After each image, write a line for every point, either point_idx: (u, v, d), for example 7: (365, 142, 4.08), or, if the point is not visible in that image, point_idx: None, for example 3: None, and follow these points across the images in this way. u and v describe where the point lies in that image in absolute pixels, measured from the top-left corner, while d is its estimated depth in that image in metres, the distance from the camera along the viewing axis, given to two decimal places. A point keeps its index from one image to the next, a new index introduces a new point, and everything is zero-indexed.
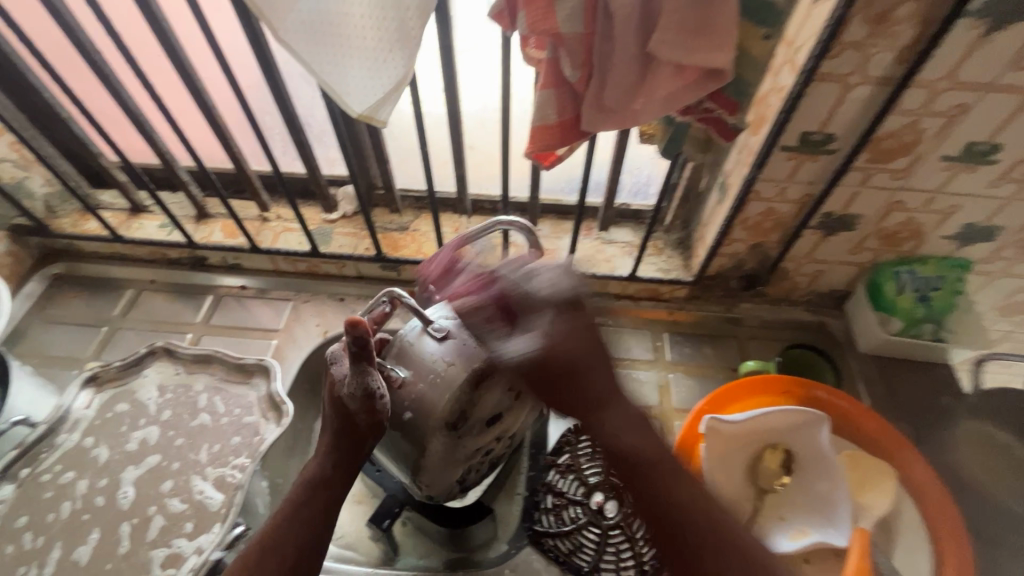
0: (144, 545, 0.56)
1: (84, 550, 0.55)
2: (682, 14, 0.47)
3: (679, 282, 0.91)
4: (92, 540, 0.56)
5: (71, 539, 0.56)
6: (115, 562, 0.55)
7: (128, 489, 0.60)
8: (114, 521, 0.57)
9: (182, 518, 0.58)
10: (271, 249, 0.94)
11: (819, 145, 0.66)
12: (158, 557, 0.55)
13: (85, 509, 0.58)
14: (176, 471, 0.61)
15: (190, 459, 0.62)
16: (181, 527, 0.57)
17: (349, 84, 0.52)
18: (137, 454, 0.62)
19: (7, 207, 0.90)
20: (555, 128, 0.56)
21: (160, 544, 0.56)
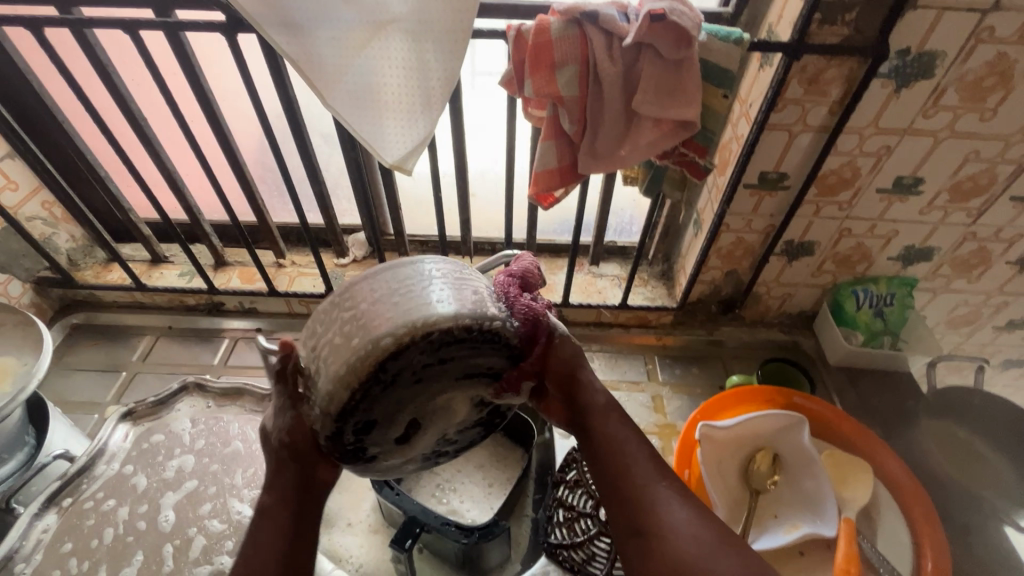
0: (187, 564, 0.59)
1: (130, 571, 0.59)
2: (657, 80, 0.58)
3: (666, 309, 1.00)
4: (137, 562, 0.59)
5: (118, 561, 0.59)
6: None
7: (168, 513, 0.63)
8: (157, 543, 0.61)
9: (222, 537, 0.61)
10: (287, 291, 1.00)
11: (775, 182, 0.78)
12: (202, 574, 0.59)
13: (129, 533, 0.61)
14: (214, 494, 0.65)
15: (226, 483, 0.66)
16: (221, 545, 0.61)
17: (385, 141, 0.61)
18: (174, 480, 0.66)
19: (35, 260, 0.95)
20: (556, 172, 0.66)
21: (203, 562, 0.59)
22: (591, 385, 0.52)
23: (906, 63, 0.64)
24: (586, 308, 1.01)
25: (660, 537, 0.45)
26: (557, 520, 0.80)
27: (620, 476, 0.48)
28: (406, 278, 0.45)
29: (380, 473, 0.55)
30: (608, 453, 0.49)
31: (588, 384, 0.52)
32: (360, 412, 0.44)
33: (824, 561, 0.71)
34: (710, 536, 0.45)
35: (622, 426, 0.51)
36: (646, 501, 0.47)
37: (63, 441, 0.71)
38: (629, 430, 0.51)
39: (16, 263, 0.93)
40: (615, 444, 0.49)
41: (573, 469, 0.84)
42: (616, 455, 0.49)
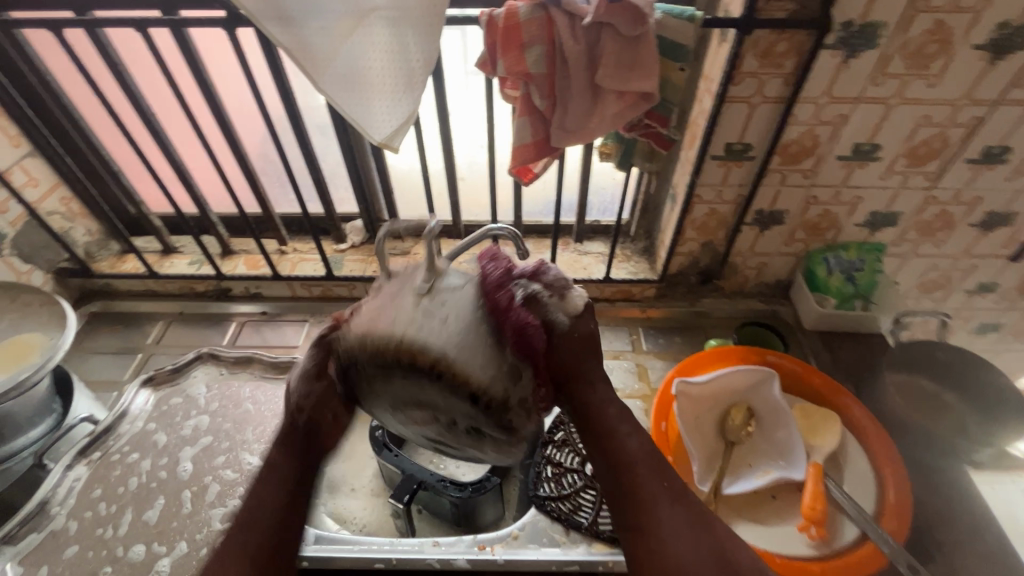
0: (203, 507, 0.65)
1: (152, 513, 0.64)
2: (618, 55, 0.64)
3: (648, 281, 1.06)
4: (159, 503, 0.65)
5: (140, 505, 0.65)
6: (179, 520, 0.64)
7: (187, 464, 0.69)
8: (177, 489, 0.67)
9: (235, 484, 0.67)
10: (290, 275, 1.07)
11: (741, 153, 0.84)
12: (217, 514, 0.64)
13: (152, 480, 0.67)
14: (227, 448, 0.71)
15: (238, 438, 0.72)
16: (234, 490, 0.66)
17: (372, 120, 0.67)
18: (191, 436, 0.73)
19: (56, 251, 1.02)
20: (531, 146, 0.72)
21: (218, 504, 0.65)
22: (597, 380, 0.54)
23: (851, 33, 0.70)
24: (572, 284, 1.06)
25: (654, 534, 0.49)
26: (546, 475, 0.84)
27: (618, 468, 0.52)
28: (386, 287, 0.48)
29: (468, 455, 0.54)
30: (615, 457, 0.52)
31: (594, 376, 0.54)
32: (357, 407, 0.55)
33: (796, 502, 0.76)
34: (692, 524, 0.50)
35: (623, 420, 0.54)
36: (647, 506, 0.50)
37: (85, 408, 0.78)
38: (629, 421, 0.54)
39: (38, 254, 1.00)
40: (623, 439, 0.52)
41: (561, 430, 0.89)
42: (618, 441, 0.52)
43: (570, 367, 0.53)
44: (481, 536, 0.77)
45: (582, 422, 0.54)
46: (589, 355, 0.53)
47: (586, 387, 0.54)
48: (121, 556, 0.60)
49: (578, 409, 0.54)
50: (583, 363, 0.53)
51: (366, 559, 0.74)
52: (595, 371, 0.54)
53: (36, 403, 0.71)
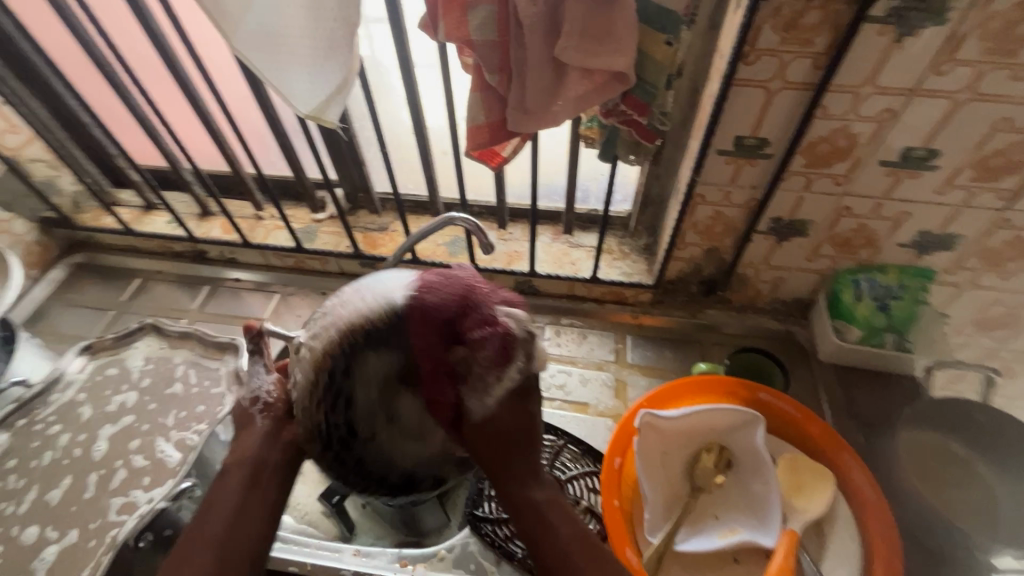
0: (105, 494, 0.62)
1: (56, 493, 0.62)
2: (584, 22, 0.51)
3: (642, 286, 0.93)
4: (65, 484, 0.63)
5: (47, 483, 0.63)
6: (79, 505, 0.61)
7: (102, 444, 0.67)
8: (84, 470, 0.64)
9: (141, 473, 0.64)
10: (261, 244, 1.02)
11: (755, 150, 0.68)
12: (115, 504, 0.61)
13: (66, 457, 0.66)
14: (145, 431, 0.68)
15: (159, 422, 0.69)
16: (139, 480, 0.63)
17: (295, 87, 0.58)
18: (114, 414, 0.70)
19: (37, 201, 1.02)
20: (485, 129, 0.61)
21: (119, 493, 0.62)
22: (530, 475, 0.48)
23: (909, 4, 0.53)
24: (556, 280, 0.95)
25: None
26: (488, 493, 0.77)
27: None
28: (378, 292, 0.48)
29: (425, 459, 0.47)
30: (557, 571, 0.45)
31: (520, 465, 0.48)
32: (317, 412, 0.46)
33: (760, 570, 0.65)
34: None
35: (569, 530, 0.47)
36: None
37: (29, 368, 0.77)
38: (574, 524, 0.48)
39: (18, 203, 0.99)
40: (569, 551, 0.46)
41: None
42: (562, 553, 0.46)
43: (501, 449, 0.46)
44: (405, 552, 0.72)
45: (520, 527, 0.47)
46: (522, 442, 0.47)
47: (524, 485, 0.48)
48: (15, 536, 0.59)
49: (512, 509, 0.48)
50: (516, 449, 0.47)
51: (281, 560, 0.70)
52: (527, 463, 0.48)
53: None
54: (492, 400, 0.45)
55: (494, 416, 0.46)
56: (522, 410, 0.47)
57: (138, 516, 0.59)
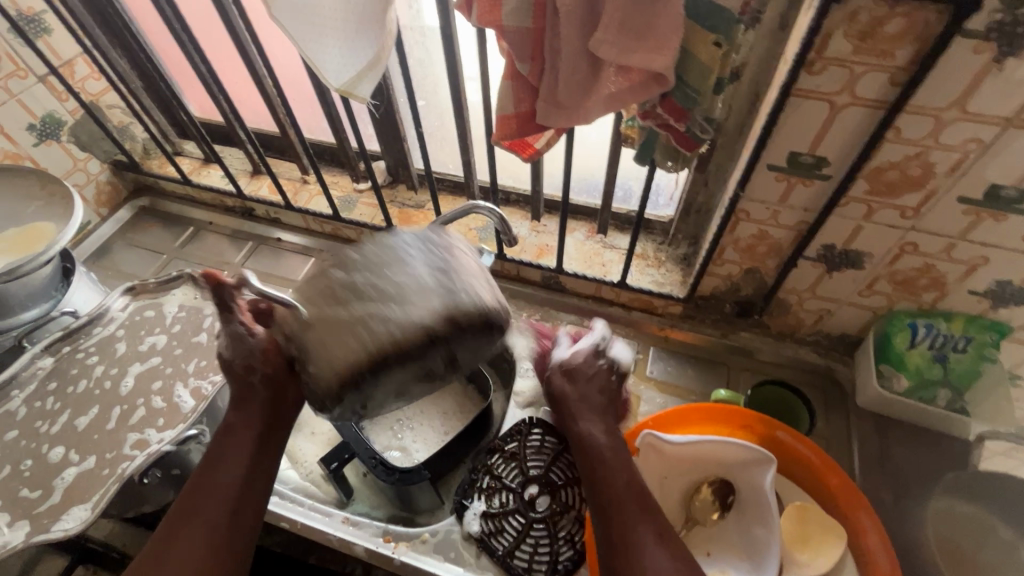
0: (124, 428, 0.67)
1: (84, 419, 0.68)
2: (625, 13, 0.46)
3: (672, 298, 0.88)
4: (92, 412, 0.69)
5: (77, 409, 0.69)
6: (101, 434, 0.67)
7: (129, 380, 0.72)
8: (110, 403, 0.70)
9: (157, 414, 0.69)
10: (303, 208, 1.05)
11: (811, 169, 0.62)
12: (131, 439, 0.66)
13: (97, 387, 0.71)
14: (167, 375, 0.73)
15: (181, 367, 0.74)
16: (154, 420, 0.68)
17: (327, 61, 0.57)
18: (144, 353, 0.75)
19: (111, 145, 1.09)
20: (513, 119, 0.58)
21: (136, 429, 0.67)
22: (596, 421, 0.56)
23: (1018, 19, 0.45)
24: (583, 280, 0.92)
25: None
26: (480, 485, 0.77)
27: (613, 511, 0.49)
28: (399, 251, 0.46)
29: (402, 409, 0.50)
30: (613, 500, 0.50)
31: (587, 407, 0.57)
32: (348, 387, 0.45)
33: None
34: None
35: (625, 472, 0.52)
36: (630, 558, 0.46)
37: (81, 301, 0.84)
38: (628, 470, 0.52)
39: (94, 145, 1.07)
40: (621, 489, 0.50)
41: (514, 440, 0.80)
42: (620, 487, 0.51)
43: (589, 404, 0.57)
44: (391, 528, 0.73)
45: (583, 464, 0.53)
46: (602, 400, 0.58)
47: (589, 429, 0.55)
48: (43, 453, 0.65)
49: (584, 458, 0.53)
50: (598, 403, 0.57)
51: (274, 514, 0.73)
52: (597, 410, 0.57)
53: (32, 288, 0.77)
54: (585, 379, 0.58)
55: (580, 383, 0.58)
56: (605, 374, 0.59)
57: (147, 453, 0.64)
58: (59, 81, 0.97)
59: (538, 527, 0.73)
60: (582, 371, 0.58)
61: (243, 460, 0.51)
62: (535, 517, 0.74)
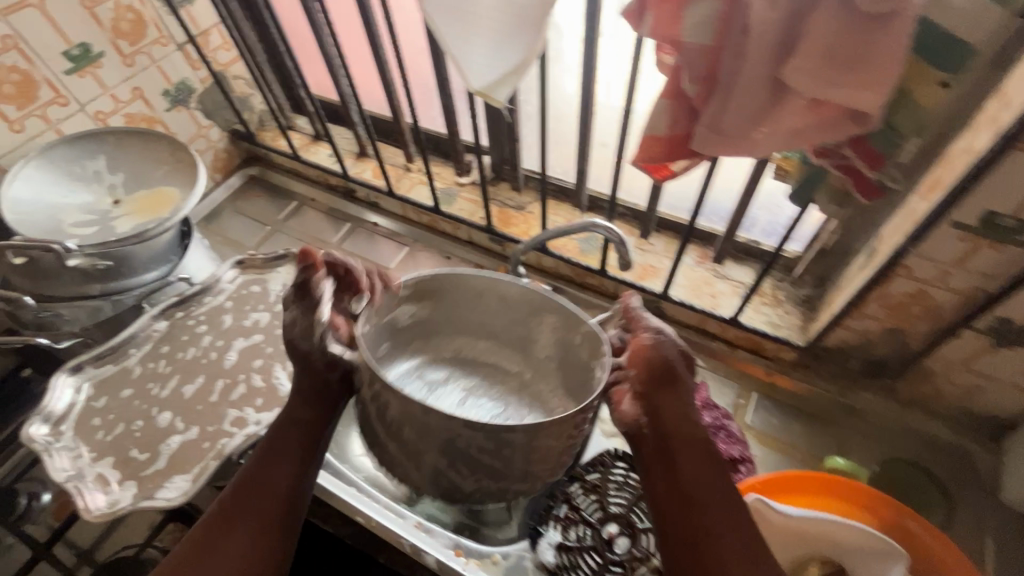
0: (225, 402, 0.69)
1: (190, 388, 0.71)
2: (834, 39, 0.40)
3: (788, 344, 0.80)
4: (198, 382, 0.71)
5: (184, 377, 0.72)
6: (204, 406, 0.69)
7: (232, 354, 0.74)
8: (215, 375, 0.72)
9: (257, 394, 0.70)
10: (404, 196, 1.05)
11: (1008, 232, 0.52)
12: (230, 416, 0.68)
13: (204, 356, 0.74)
14: (268, 354, 0.74)
15: (281, 349, 0.75)
16: (253, 400, 0.70)
17: (471, 62, 0.54)
18: (248, 329, 0.77)
19: (231, 114, 1.13)
20: (664, 142, 0.53)
21: (237, 406, 0.69)
22: (681, 389, 0.54)
23: None
24: (688, 310, 0.86)
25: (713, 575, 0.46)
26: (556, 514, 0.74)
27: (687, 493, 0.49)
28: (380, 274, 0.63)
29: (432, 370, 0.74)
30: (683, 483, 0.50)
31: (672, 386, 0.54)
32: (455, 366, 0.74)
33: None
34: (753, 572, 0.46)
35: (703, 450, 0.51)
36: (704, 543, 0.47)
37: (195, 267, 0.88)
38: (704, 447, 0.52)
39: (217, 113, 1.11)
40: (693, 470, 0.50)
41: (597, 472, 0.77)
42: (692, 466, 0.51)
43: (667, 381, 0.54)
44: (463, 542, 0.72)
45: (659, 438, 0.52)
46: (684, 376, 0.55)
47: (673, 403, 0.53)
48: (152, 416, 0.68)
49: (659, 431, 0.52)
50: (681, 381, 0.54)
51: (352, 507, 0.73)
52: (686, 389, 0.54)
53: (154, 251, 0.80)
54: (661, 361, 0.54)
55: (659, 359, 0.54)
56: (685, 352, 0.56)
57: (248, 434, 0.66)
58: (195, 49, 1.01)
59: (615, 570, 0.69)
60: (667, 350, 0.55)
61: (293, 462, 0.54)
62: (613, 559, 0.70)
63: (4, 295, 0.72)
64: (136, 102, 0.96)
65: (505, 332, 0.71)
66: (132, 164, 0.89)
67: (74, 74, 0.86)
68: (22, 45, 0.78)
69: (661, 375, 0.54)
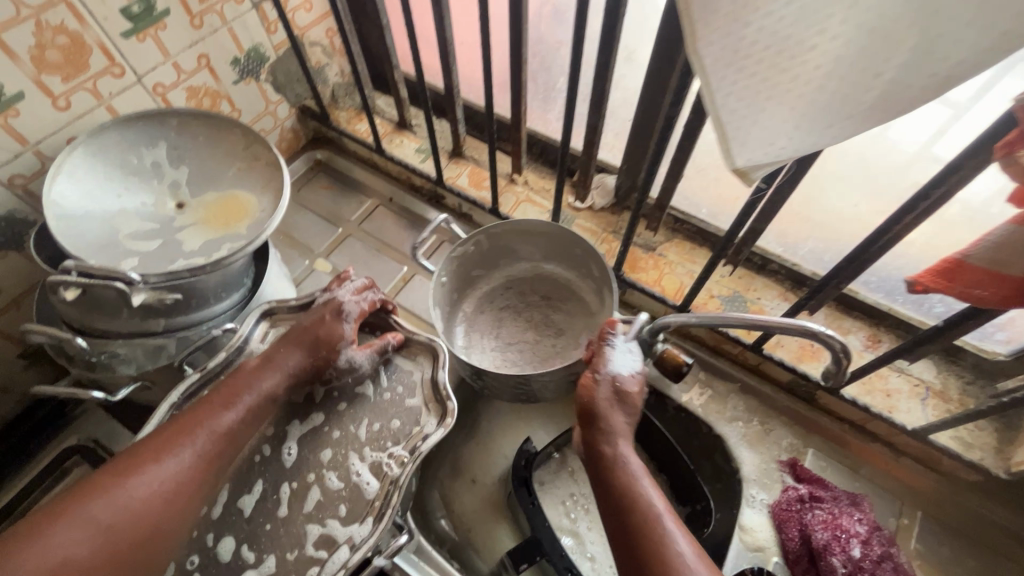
0: (299, 517, 0.56)
1: (249, 500, 0.56)
2: None
3: (977, 468, 0.68)
4: (257, 488, 0.57)
5: (237, 485, 0.57)
6: (273, 524, 0.55)
7: (291, 447, 0.59)
8: (277, 478, 0.57)
9: (337, 499, 0.56)
10: (507, 216, 0.88)
11: None
12: (312, 534, 0.55)
13: (253, 455, 0.58)
14: (336, 442, 0.60)
15: (350, 432, 0.60)
16: (335, 508, 0.56)
17: (747, 135, 0.39)
18: (311, 409, 0.61)
19: (305, 88, 0.95)
20: (1008, 283, 0.40)
21: (315, 520, 0.55)
22: (617, 426, 0.58)
23: None
24: (853, 408, 0.73)
25: None
26: None
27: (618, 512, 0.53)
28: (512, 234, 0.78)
29: (462, 299, 0.85)
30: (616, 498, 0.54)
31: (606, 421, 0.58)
32: (515, 316, 0.85)
33: None
34: None
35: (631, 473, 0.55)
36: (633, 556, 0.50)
37: (270, 294, 0.72)
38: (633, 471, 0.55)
39: (288, 86, 0.93)
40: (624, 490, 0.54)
41: None
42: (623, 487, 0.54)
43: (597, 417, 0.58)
44: None
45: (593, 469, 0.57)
46: (615, 412, 0.59)
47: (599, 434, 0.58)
48: (211, 546, 0.54)
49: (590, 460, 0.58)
50: (609, 416, 0.58)
51: None
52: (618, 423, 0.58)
53: (226, 276, 0.65)
54: (596, 395, 0.59)
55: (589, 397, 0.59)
56: (628, 391, 0.59)
57: (345, 563, 0.53)
58: (273, 8, 0.81)
59: None
60: (600, 385, 0.59)
61: (235, 416, 0.55)
62: None
63: (51, 334, 0.58)
64: (201, 74, 0.78)
65: (578, 270, 0.83)
66: (199, 157, 0.72)
67: (132, 38, 0.67)
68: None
69: (591, 411, 0.58)
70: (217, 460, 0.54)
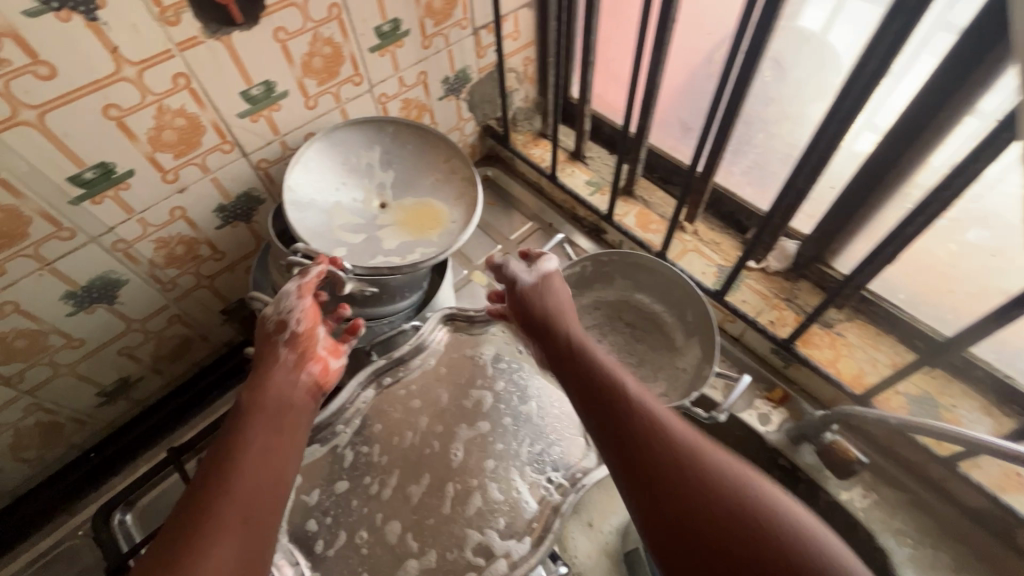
0: (461, 518, 0.57)
1: (416, 490, 0.59)
2: None
3: None
4: (426, 480, 0.59)
5: (408, 474, 0.60)
6: (436, 518, 0.57)
7: (458, 448, 0.61)
8: (443, 475, 0.60)
9: (497, 510, 0.58)
10: (672, 262, 0.87)
11: None
12: (472, 539, 0.56)
13: (424, 447, 0.62)
14: (500, 453, 0.61)
15: (512, 448, 0.62)
16: (495, 519, 0.57)
17: None
18: (476, 414, 0.64)
19: (492, 109, 1.00)
20: None
21: (475, 526, 0.57)
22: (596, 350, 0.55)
23: None
24: None
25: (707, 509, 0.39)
26: None
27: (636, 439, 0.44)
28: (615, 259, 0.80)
29: None
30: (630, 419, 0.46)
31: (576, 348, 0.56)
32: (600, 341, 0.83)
33: None
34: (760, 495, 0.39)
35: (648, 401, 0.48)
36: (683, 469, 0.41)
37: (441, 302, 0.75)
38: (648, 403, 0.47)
39: (479, 106, 0.98)
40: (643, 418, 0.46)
41: None
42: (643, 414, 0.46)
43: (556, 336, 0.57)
44: None
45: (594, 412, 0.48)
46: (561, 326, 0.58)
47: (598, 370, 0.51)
48: (379, 526, 0.57)
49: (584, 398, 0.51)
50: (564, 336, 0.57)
51: None
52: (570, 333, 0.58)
53: (414, 279, 0.69)
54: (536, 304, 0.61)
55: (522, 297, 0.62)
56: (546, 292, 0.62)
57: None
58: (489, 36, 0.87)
59: None
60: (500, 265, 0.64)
61: (265, 435, 0.50)
62: None
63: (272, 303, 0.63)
64: (417, 88, 0.85)
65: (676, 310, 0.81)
66: (405, 165, 0.78)
67: (376, 53, 0.75)
68: (344, 16, 0.68)
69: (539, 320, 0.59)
70: (269, 481, 0.47)
